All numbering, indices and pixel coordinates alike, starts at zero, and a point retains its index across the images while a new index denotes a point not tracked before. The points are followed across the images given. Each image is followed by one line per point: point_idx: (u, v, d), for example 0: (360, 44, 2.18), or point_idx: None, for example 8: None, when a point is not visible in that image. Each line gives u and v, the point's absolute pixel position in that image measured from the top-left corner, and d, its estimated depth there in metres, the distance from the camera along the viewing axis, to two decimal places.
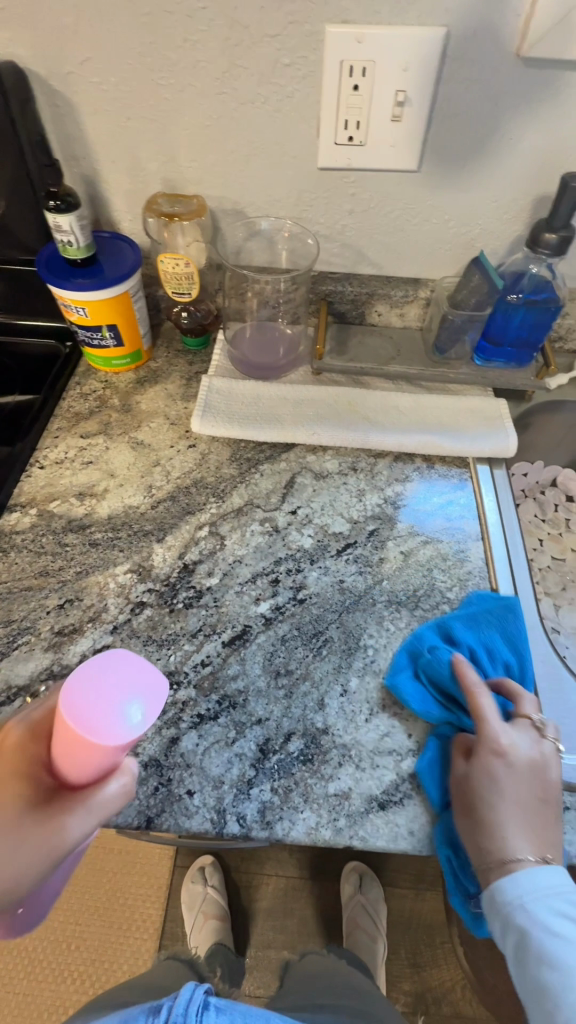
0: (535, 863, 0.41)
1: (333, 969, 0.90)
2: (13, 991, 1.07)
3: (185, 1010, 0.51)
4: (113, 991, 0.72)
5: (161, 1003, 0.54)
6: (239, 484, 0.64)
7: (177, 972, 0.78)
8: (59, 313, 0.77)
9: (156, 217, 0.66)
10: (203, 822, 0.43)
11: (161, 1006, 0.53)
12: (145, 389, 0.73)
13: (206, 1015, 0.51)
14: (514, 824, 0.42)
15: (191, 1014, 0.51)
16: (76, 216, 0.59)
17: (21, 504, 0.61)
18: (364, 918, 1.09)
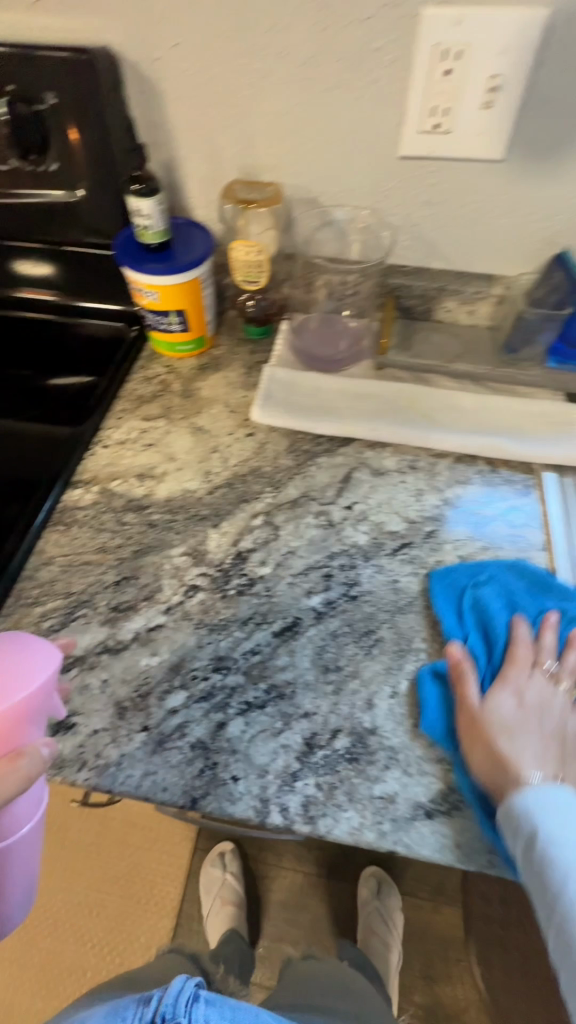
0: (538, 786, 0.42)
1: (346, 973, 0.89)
2: (38, 945, 1.16)
3: (174, 1006, 0.51)
4: (119, 980, 0.73)
5: (152, 994, 0.54)
6: (295, 476, 0.64)
7: None
8: (124, 296, 0.78)
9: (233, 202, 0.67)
10: (246, 809, 0.42)
11: (151, 997, 0.54)
12: (207, 376, 0.74)
13: (195, 1008, 0.52)
14: (545, 751, 0.45)
15: (180, 1009, 0.51)
16: (157, 200, 0.60)
17: (85, 481, 0.63)
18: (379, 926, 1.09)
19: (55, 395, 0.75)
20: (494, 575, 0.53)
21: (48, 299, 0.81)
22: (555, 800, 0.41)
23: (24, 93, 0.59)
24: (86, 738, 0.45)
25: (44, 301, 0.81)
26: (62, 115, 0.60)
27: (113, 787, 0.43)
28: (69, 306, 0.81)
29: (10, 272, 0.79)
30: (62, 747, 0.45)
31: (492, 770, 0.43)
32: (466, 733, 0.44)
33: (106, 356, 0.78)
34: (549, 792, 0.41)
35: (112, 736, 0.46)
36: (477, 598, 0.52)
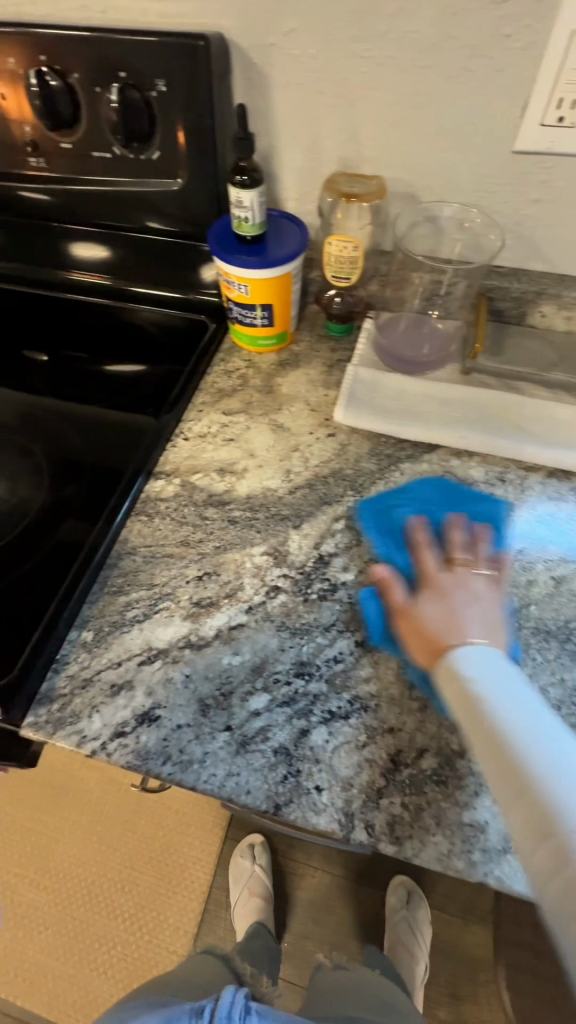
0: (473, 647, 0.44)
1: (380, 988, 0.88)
2: (72, 913, 1.19)
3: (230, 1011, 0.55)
4: (156, 979, 0.75)
5: (203, 1005, 0.59)
6: (377, 480, 0.62)
7: None
8: (197, 283, 0.77)
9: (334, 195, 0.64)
10: (330, 822, 0.42)
11: (203, 1008, 0.58)
12: (286, 371, 0.72)
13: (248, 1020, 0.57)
14: (484, 620, 0.47)
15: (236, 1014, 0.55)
16: (257, 193, 0.59)
17: (166, 472, 0.62)
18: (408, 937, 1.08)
19: (131, 383, 0.75)
20: (485, 509, 0.58)
21: (118, 286, 0.79)
22: (491, 661, 0.43)
23: (135, 80, 0.59)
24: (169, 733, 0.45)
25: (109, 287, 0.80)
26: (173, 110, 0.60)
27: (197, 784, 0.43)
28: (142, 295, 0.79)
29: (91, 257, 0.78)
30: (147, 739, 0.45)
31: (429, 651, 0.46)
32: (406, 627, 0.48)
33: (179, 345, 0.79)
34: (481, 656, 0.43)
35: (195, 733, 0.45)
36: (414, 515, 0.57)
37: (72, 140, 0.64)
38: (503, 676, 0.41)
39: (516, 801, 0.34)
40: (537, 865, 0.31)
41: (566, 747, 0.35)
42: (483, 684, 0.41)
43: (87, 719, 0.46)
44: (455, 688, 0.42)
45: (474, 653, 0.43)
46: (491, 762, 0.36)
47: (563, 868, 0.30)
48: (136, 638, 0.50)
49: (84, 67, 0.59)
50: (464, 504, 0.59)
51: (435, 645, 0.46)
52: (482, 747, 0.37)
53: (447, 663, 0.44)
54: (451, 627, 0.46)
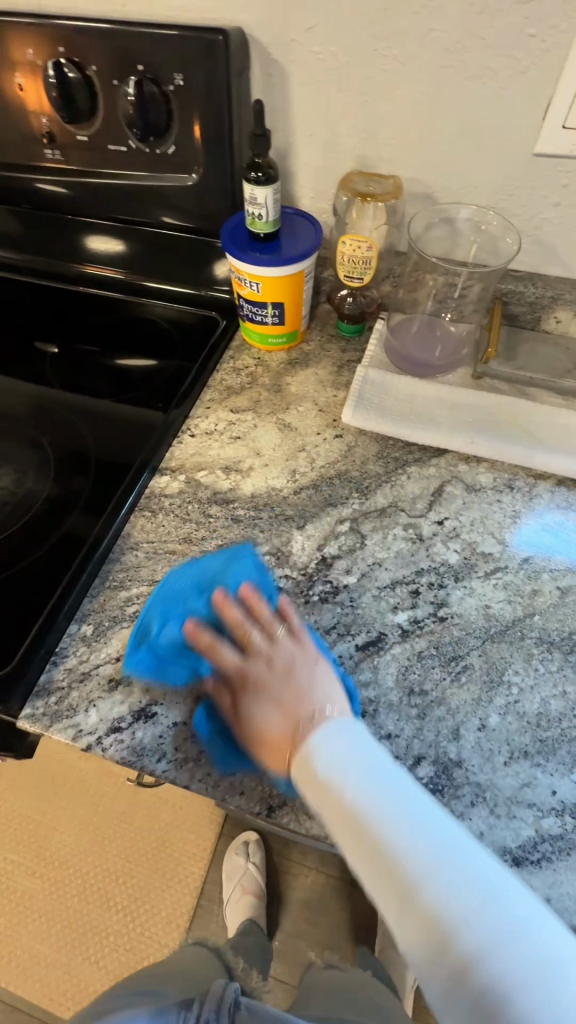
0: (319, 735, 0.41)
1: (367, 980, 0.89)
2: (65, 902, 1.20)
3: None
4: (149, 967, 0.75)
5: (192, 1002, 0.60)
6: (383, 483, 0.61)
7: None
8: (210, 281, 0.77)
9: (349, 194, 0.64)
10: (323, 827, 0.41)
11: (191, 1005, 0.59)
12: (296, 371, 0.72)
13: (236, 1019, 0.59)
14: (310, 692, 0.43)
15: None
16: (272, 189, 0.59)
17: (172, 468, 0.62)
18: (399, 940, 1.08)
19: (140, 378, 0.75)
20: (487, 517, 0.58)
21: (131, 281, 0.80)
22: (338, 740, 0.40)
23: (152, 74, 0.59)
24: (165, 730, 0.45)
25: (123, 283, 0.80)
26: (190, 104, 0.60)
27: (191, 783, 0.43)
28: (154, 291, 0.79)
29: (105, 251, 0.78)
30: (142, 735, 0.45)
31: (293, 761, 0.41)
32: (249, 740, 0.43)
33: (190, 342, 0.77)
34: (337, 742, 0.40)
35: (191, 731, 0.45)
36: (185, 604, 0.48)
37: (89, 133, 0.64)
38: (373, 768, 0.39)
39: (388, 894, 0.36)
40: (408, 940, 0.36)
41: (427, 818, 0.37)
42: (343, 779, 0.39)
43: (84, 713, 0.46)
44: (316, 789, 0.39)
45: (322, 738, 0.41)
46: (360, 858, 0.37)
47: (429, 934, 0.35)
48: None
49: (103, 59, 0.59)
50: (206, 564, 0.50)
51: (287, 750, 0.42)
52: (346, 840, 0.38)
53: (301, 765, 0.40)
54: (293, 723, 0.43)
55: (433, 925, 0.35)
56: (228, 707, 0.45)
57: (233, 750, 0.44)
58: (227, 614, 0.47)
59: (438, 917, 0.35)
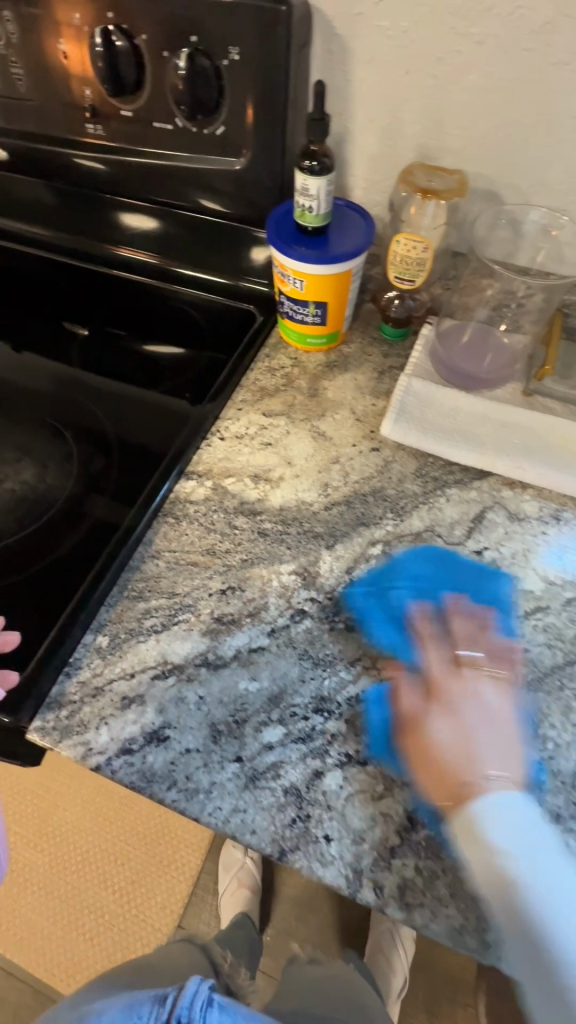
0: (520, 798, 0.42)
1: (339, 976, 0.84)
2: (65, 877, 1.23)
3: (187, 1010, 0.47)
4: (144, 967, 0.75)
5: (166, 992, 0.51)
6: (420, 505, 0.58)
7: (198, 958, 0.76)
8: (245, 268, 0.72)
9: (409, 187, 0.59)
10: (337, 877, 0.39)
11: (165, 997, 0.50)
12: (333, 375, 0.67)
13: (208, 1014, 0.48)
14: (508, 736, 0.45)
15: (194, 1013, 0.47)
16: (325, 180, 0.54)
17: (198, 472, 0.59)
18: (388, 944, 1.10)
19: (169, 371, 0.72)
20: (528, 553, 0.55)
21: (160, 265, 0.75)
22: (503, 791, 0.42)
23: (205, 45, 0.54)
24: (177, 756, 0.43)
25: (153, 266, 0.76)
26: (244, 81, 0.55)
27: (201, 816, 0.41)
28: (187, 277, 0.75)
29: (138, 231, 0.74)
30: (153, 759, 0.43)
31: (436, 780, 0.42)
32: (419, 751, 0.44)
33: (225, 333, 0.74)
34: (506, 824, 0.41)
35: (203, 760, 0.43)
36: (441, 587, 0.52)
37: (133, 108, 0.60)
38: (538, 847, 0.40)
39: (536, 962, 0.39)
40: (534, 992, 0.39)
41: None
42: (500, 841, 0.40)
43: (95, 731, 0.45)
44: (494, 846, 0.40)
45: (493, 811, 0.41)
46: (519, 930, 0.39)
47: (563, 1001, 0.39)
48: (151, 649, 0.48)
49: (154, 28, 0.54)
50: (466, 574, 0.53)
51: (462, 786, 0.42)
52: (504, 909, 0.39)
53: (491, 810, 0.41)
54: (462, 746, 0.44)
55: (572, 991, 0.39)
56: (405, 702, 0.46)
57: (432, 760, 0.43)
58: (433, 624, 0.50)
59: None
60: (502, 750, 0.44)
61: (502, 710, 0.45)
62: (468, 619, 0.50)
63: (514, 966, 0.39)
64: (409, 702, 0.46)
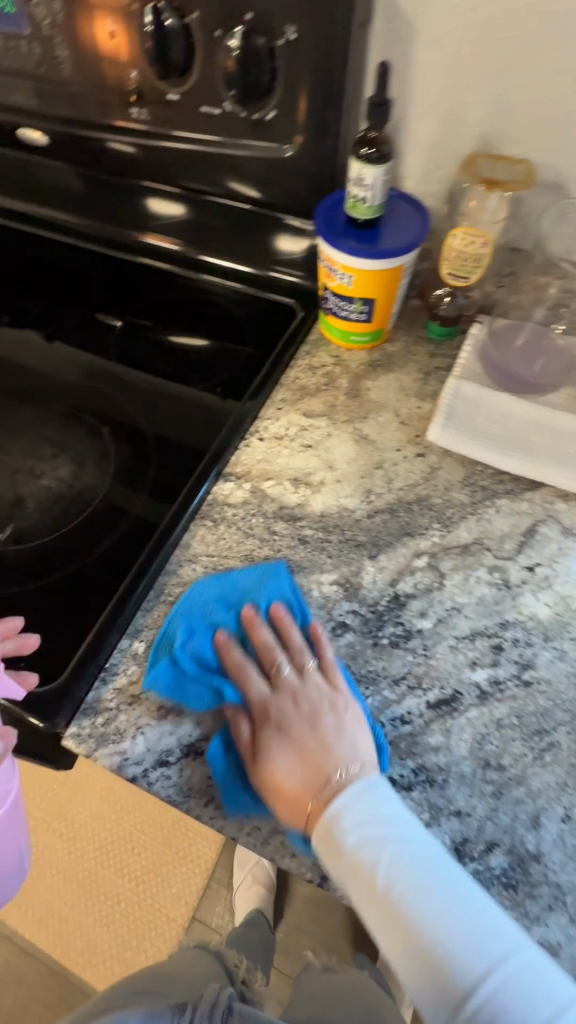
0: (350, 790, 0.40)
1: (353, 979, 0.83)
2: (83, 862, 1.24)
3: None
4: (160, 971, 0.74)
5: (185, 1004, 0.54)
6: (468, 515, 0.55)
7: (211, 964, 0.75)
8: (279, 259, 0.69)
9: (472, 179, 0.57)
10: (380, 905, 0.39)
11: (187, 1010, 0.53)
12: (377, 375, 0.64)
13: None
14: (355, 741, 0.42)
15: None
16: (382, 171, 0.52)
17: (237, 474, 0.57)
18: None
19: (206, 366, 0.69)
20: None
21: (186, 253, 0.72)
22: (368, 798, 0.40)
23: (262, 23, 0.51)
24: (215, 772, 0.42)
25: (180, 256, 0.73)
26: (301, 63, 0.52)
27: (240, 835, 0.41)
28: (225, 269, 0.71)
29: (172, 222, 0.72)
30: (190, 774, 0.42)
31: (292, 811, 0.41)
32: (263, 781, 0.41)
33: (264, 327, 0.71)
34: (366, 808, 0.40)
35: (242, 778, 0.42)
36: (217, 601, 0.47)
37: (181, 91, 0.58)
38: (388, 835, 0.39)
39: (426, 982, 0.37)
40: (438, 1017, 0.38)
41: (499, 930, 0.37)
42: (368, 844, 0.39)
43: (131, 740, 0.43)
44: (340, 849, 0.39)
45: (352, 808, 0.40)
46: (402, 944, 0.38)
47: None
48: None
49: (208, 5, 0.52)
50: (245, 576, 0.48)
51: (306, 806, 0.41)
52: (383, 923, 0.39)
53: (325, 826, 0.40)
54: (311, 765, 0.42)
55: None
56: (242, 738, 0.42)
57: (238, 785, 0.41)
58: (255, 634, 0.46)
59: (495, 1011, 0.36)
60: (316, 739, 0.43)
61: (336, 698, 0.44)
62: (276, 628, 0.47)
63: (408, 982, 0.38)
64: (249, 726, 0.43)
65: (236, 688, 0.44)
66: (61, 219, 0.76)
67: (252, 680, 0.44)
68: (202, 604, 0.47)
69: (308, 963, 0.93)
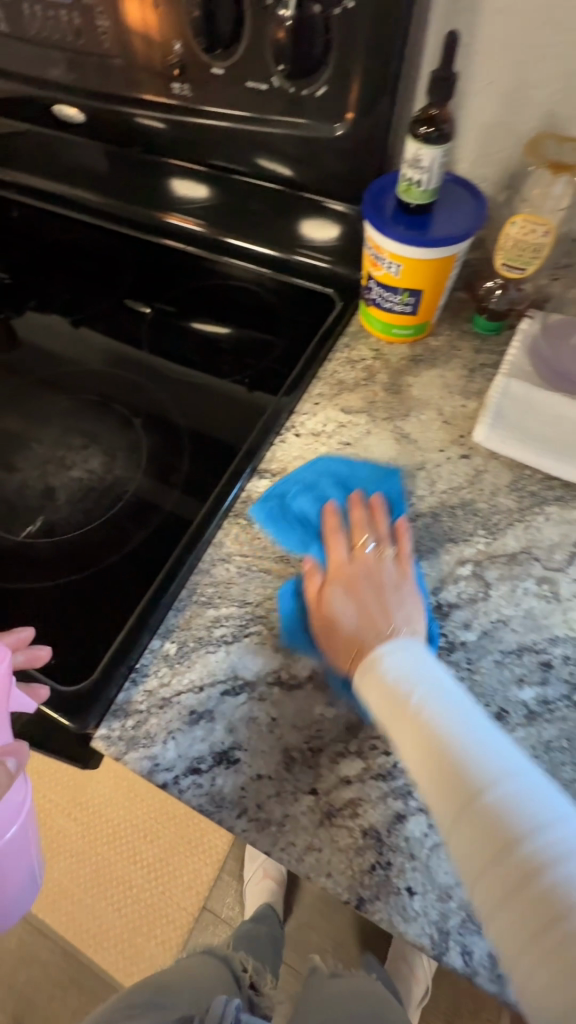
0: (403, 643, 0.42)
1: (365, 983, 0.81)
2: (95, 847, 1.25)
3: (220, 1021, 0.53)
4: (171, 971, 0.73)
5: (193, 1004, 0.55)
6: (515, 522, 0.52)
7: (223, 979, 0.73)
8: (303, 244, 0.68)
9: (539, 162, 0.54)
10: (420, 934, 0.36)
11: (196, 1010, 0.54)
12: (419, 371, 0.61)
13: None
14: (412, 612, 0.45)
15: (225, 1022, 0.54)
16: (440, 154, 0.48)
17: (272, 472, 0.54)
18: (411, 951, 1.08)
19: (239, 356, 0.67)
20: None
21: (205, 234, 0.72)
22: (408, 648, 0.41)
23: None
24: (248, 782, 0.41)
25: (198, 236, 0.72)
26: (358, 33, 0.49)
27: (273, 850, 0.39)
28: (260, 257, 0.70)
29: (195, 200, 0.71)
30: (222, 783, 0.41)
31: (341, 652, 0.44)
32: (322, 620, 0.45)
33: (301, 317, 0.68)
34: (407, 654, 0.41)
35: (276, 789, 0.40)
36: (332, 478, 0.53)
37: (226, 64, 0.55)
38: (427, 677, 0.39)
39: (465, 836, 0.34)
40: (484, 891, 0.33)
41: (530, 774, 0.35)
42: (408, 687, 0.39)
43: (162, 745, 0.42)
44: (377, 687, 0.40)
45: (397, 652, 0.41)
46: (437, 788, 0.36)
47: (518, 899, 0.32)
48: (221, 660, 0.45)
49: None
50: (361, 471, 0.53)
51: (354, 650, 0.43)
52: (418, 762, 0.37)
53: (367, 666, 0.41)
54: (368, 620, 0.44)
55: (528, 886, 0.32)
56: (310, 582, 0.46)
57: (303, 625, 0.46)
58: (356, 515, 0.50)
59: (539, 861, 0.32)
60: (378, 599, 0.45)
61: (405, 581, 0.46)
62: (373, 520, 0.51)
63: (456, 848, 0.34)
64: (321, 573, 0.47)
65: (323, 546, 0.49)
66: (93, 203, 0.76)
67: (337, 542, 0.48)
68: (319, 475, 0.53)
69: (313, 962, 0.90)
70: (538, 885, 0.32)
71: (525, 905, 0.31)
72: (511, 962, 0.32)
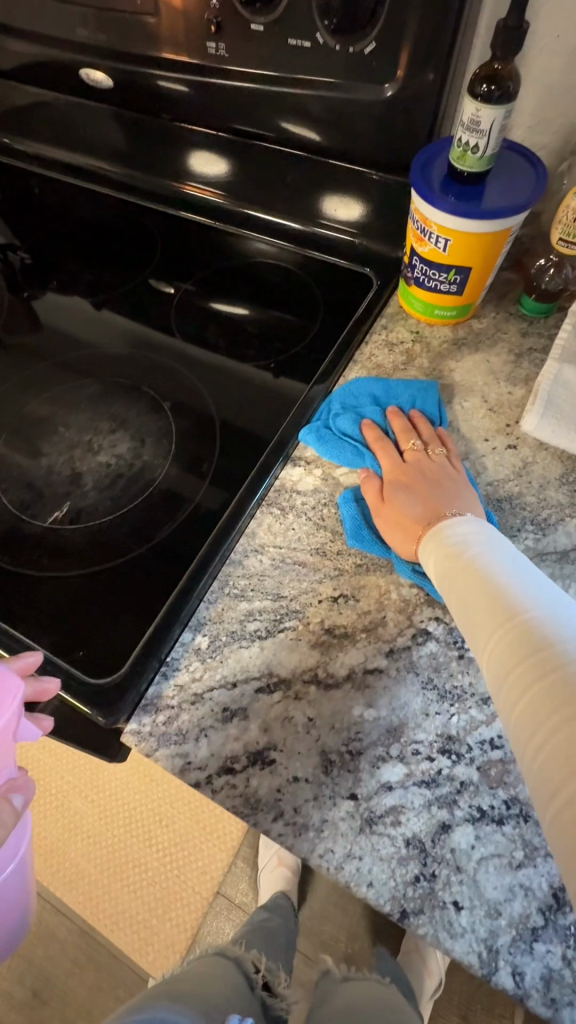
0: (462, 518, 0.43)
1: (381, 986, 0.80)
2: (111, 829, 1.26)
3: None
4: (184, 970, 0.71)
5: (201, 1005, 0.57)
6: (567, 517, 0.49)
7: (237, 984, 0.71)
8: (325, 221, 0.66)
9: None
10: (467, 953, 0.34)
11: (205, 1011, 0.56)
12: (462, 355, 0.57)
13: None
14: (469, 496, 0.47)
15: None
16: (501, 114, 0.45)
17: (307, 459, 0.51)
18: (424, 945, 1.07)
19: (270, 337, 0.63)
20: None
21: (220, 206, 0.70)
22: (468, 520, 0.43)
23: None
24: (284, 784, 0.39)
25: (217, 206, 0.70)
26: None
27: (310, 857, 0.37)
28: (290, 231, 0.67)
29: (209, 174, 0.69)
30: (256, 785, 0.39)
31: (405, 539, 0.45)
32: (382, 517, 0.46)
33: (335, 297, 0.65)
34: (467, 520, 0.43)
35: (313, 793, 0.39)
36: (370, 398, 0.53)
37: (266, 20, 0.52)
38: (482, 533, 0.42)
39: (493, 640, 0.35)
40: (506, 688, 0.33)
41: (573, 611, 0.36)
42: (463, 538, 0.42)
43: (194, 743, 0.40)
44: (435, 543, 0.43)
45: (455, 524, 0.43)
46: (471, 607, 0.38)
47: (537, 683, 0.32)
48: (255, 657, 0.43)
49: None
50: (399, 387, 0.54)
51: (418, 535, 0.45)
52: (455, 587, 0.39)
53: (433, 537, 0.43)
54: (427, 508, 0.46)
55: (549, 676, 0.32)
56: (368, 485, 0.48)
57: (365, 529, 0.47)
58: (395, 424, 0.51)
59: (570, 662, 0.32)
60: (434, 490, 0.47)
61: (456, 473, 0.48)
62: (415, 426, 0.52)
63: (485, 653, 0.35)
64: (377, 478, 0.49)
65: (374, 454, 0.50)
66: (116, 175, 0.73)
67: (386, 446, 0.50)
68: (353, 397, 0.53)
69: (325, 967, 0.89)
70: (560, 676, 0.32)
71: (543, 693, 0.32)
72: (526, 755, 0.32)
